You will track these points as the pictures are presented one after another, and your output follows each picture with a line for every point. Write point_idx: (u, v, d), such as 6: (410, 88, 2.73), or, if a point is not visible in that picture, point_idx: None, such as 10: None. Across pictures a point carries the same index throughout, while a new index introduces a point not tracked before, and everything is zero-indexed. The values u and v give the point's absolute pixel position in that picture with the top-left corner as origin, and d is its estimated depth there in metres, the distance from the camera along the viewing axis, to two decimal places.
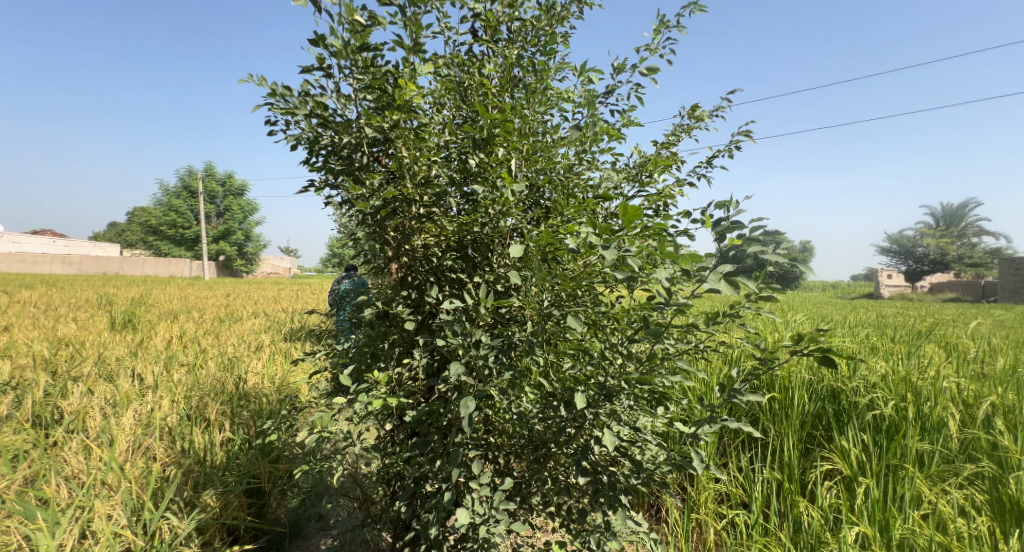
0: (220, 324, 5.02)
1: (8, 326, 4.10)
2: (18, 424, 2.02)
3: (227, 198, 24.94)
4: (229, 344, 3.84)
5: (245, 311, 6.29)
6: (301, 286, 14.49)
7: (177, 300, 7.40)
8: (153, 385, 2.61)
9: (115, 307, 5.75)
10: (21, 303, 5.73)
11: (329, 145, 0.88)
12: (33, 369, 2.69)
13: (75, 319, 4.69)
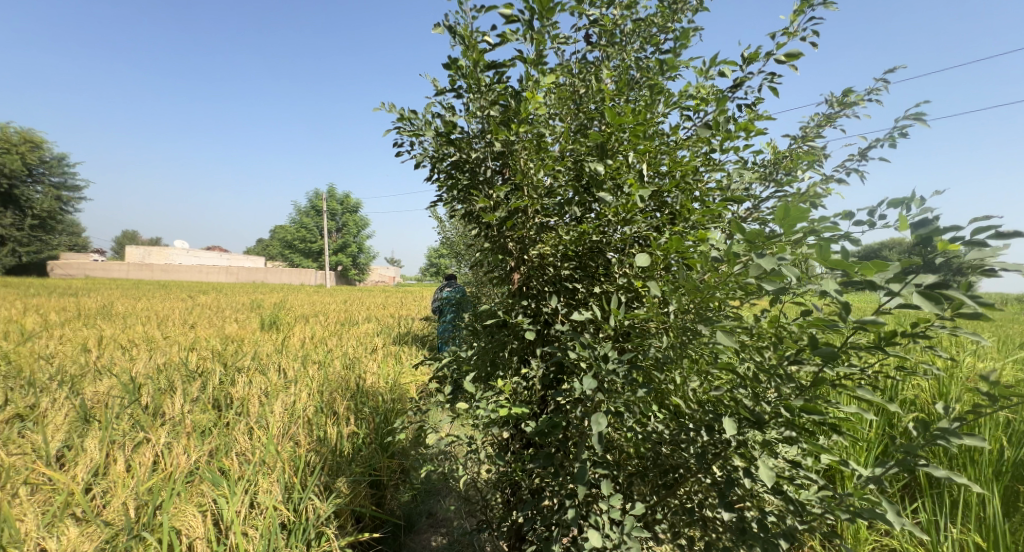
0: (342, 327, 5.68)
1: (193, 324, 5.11)
2: (204, 406, 2.49)
3: (348, 216, 28.39)
4: (350, 346, 4.31)
5: (361, 316, 7.05)
6: (406, 294, 15.85)
7: (308, 305, 8.56)
8: (295, 379, 3.03)
9: (264, 311, 6.84)
10: (200, 306, 7.11)
11: (455, 162, 0.94)
12: (210, 360, 3.30)
13: (237, 320, 5.68)
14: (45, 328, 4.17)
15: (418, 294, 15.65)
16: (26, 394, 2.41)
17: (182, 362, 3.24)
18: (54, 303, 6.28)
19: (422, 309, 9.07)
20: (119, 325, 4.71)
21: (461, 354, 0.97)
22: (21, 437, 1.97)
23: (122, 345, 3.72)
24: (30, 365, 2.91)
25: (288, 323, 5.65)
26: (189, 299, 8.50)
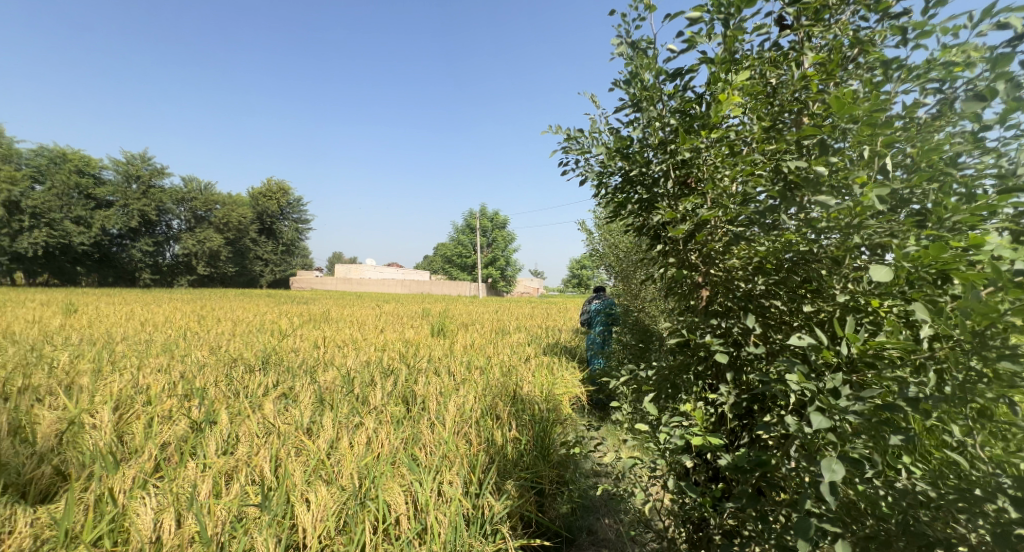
0: (498, 335, 6.11)
1: (383, 329, 6.15)
2: (397, 400, 2.96)
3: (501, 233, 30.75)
4: (506, 354, 4.61)
5: (513, 326, 7.49)
6: (551, 305, 16.29)
7: (467, 314, 9.50)
8: (463, 382, 3.38)
9: (433, 319, 7.83)
10: (386, 313, 8.54)
11: (631, 177, 0.94)
12: (397, 361, 3.91)
13: (414, 326, 6.62)
14: (292, 328, 5.52)
15: (562, 305, 15.94)
16: (285, 378, 3.22)
17: (379, 361, 3.91)
18: (295, 309, 8.27)
19: (569, 320, 9.16)
20: (336, 327, 5.96)
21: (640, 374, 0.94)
22: (285, 412, 2.64)
23: (339, 344, 4.68)
24: (286, 357, 3.90)
25: (454, 330, 6.33)
26: (378, 307, 10.26)
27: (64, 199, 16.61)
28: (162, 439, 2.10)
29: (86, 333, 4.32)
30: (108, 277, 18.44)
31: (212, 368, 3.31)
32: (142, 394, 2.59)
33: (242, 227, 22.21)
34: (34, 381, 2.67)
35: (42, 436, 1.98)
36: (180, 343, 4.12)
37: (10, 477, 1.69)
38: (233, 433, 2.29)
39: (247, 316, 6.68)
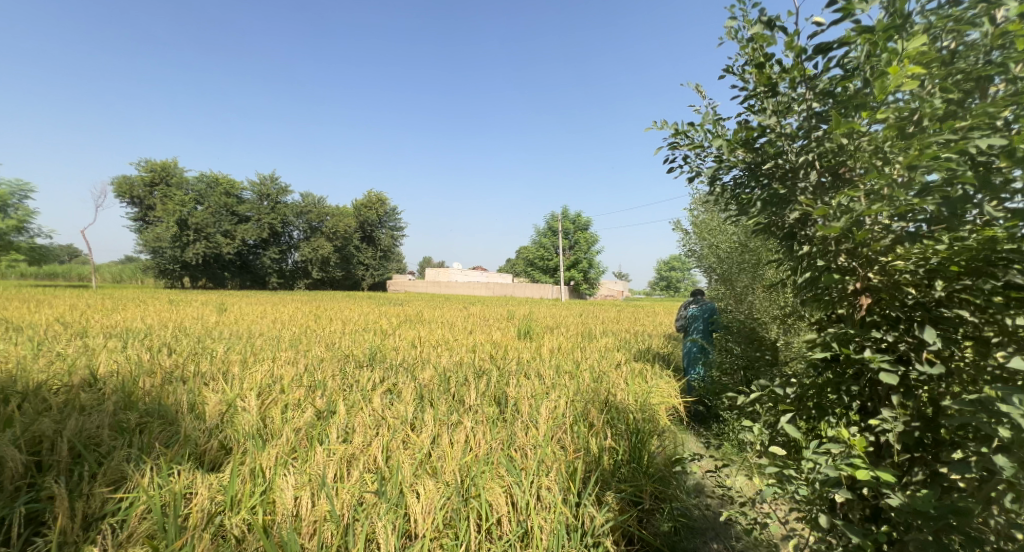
0: (585, 339, 6.00)
1: (473, 330, 6.38)
2: (490, 400, 3.05)
3: (583, 234, 30.54)
4: (595, 358, 4.50)
5: (599, 329, 7.30)
6: (637, 308, 15.65)
7: (551, 317, 9.50)
8: (553, 386, 3.37)
9: (519, 321, 7.95)
10: (474, 315, 8.87)
11: (766, 172, 0.90)
12: (488, 363, 4.03)
13: (501, 328, 6.78)
14: (393, 328, 5.97)
15: (648, 309, 15.22)
16: (389, 375, 3.49)
17: (471, 362, 4.06)
18: (393, 310, 8.94)
19: (658, 324, 8.69)
20: (430, 328, 6.33)
21: (775, 392, 0.85)
22: (392, 406, 2.86)
23: (434, 344, 4.95)
24: (389, 354, 4.23)
25: (541, 333, 6.34)
26: (467, 309, 10.67)
27: (216, 216, 19.95)
28: (295, 425, 2.41)
29: (233, 329, 5.11)
30: (246, 281, 21.68)
31: (330, 363, 3.71)
32: (278, 383, 3.00)
33: (349, 235, 24.67)
34: (200, 368, 3.23)
35: (209, 415, 2.39)
36: (303, 339, 4.69)
37: (189, 448, 2.06)
38: (350, 423, 2.55)
39: (355, 316, 7.38)
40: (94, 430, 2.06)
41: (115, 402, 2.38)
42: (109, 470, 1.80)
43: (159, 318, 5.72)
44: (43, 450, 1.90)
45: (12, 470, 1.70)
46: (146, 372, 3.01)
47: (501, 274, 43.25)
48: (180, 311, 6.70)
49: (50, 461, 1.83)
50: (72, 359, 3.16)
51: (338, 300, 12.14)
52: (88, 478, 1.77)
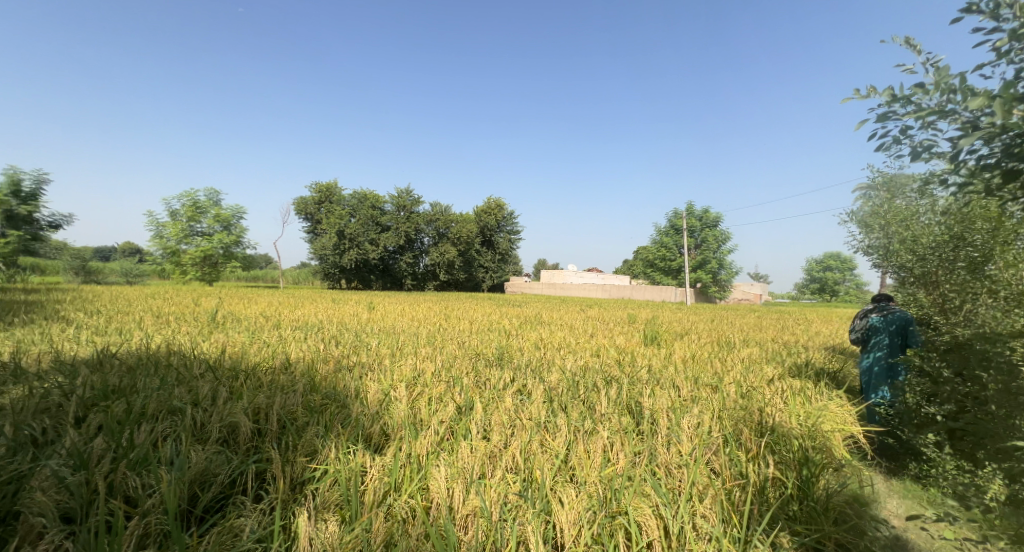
0: (722, 348, 5.38)
1: (594, 334, 6.22)
2: (623, 409, 2.91)
3: (710, 231, 28.01)
4: (738, 370, 4.01)
5: (737, 336, 6.52)
6: (776, 313, 13.70)
7: (677, 321, 8.81)
8: (693, 399, 3.08)
9: (641, 325, 7.52)
10: (592, 318, 8.66)
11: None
12: (616, 369, 3.86)
13: (624, 332, 6.48)
14: (515, 329, 6.12)
15: (791, 314, 13.23)
16: (518, 375, 3.57)
17: (597, 367, 3.93)
18: (513, 311, 9.18)
19: (810, 333, 7.45)
20: (550, 330, 6.34)
21: None
22: (523, 407, 2.91)
23: (557, 347, 4.92)
24: (516, 355, 4.33)
25: (668, 340, 5.87)
26: (584, 311, 10.45)
27: (364, 227, 23.13)
28: (441, 417, 2.60)
29: (380, 326, 5.77)
30: (387, 282, 24.59)
31: (462, 360, 3.94)
32: (422, 377, 3.28)
33: (470, 240, 26.51)
34: (359, 359, 3.70)
35: (371, 402, 2.71)
36: (437, 337, 5.08)
37: (360, 430, 2.37)
38: (488, 420, 2.67)
39: (479, 316, 7.77)
40: (292, 407, 2.50)
41: (303, 384, 2.85)
42: (305, 442, 2.16)
43: (325, 314, 6.76)
44: (260, 420, 2.36)
45: (242, 435, 2.15)
46: (321, 360, 3.56)
47: (618, 275, 41.92)
48: (339, 308, 7.82)
49: (265, 430, 2.26)
50: (270, 346, 3.89)
51: (462, 301, 12.93)
52: (291, 447, 2.14)
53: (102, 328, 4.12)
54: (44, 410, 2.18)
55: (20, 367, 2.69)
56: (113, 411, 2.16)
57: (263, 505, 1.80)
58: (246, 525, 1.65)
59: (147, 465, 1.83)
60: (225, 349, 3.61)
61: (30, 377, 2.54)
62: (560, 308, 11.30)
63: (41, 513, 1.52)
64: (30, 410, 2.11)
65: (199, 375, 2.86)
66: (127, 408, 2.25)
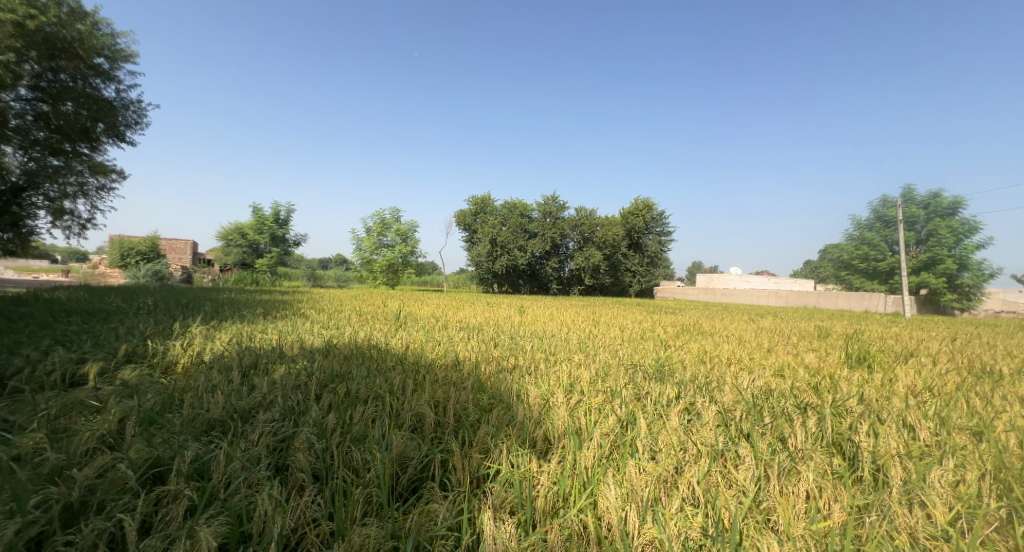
0: (973, 378, 4.02)
1: (772, 348, 5.29)
2: (830, 447, 2.35)
3: (934, 222, 21.93)
4: (1013, 411, 2.90)
5: (995, 363, 4.82)
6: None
7: (888, 338, 6.98)
8: (942, 446, 2.31)
9: (837, 340, 6.15)
10: (766, 329, 7.45)
11: None
12: (813, 395, 3.17)
13: (813, 349, 5.37)
14: (673, 339, 5.60)
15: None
16: (684, 391, 3.20)
17: (784, 390, 3.29)
18: (667, 319, 8.48)
19: None
20: (715, 341, 5.64)
21: None
22: (694, 429, 2.59)
23: (727, 361, 4.32)
24: (678, 367, 3.91)
25: (882, 361, 4.62)
26: (755, 320, 9.03)
27: (514, 234, 24.51)
28: (604, 429, 2.48)
29: (532, 329, 5.93)
30: (535, 287, 25.49)
31: (618, 369, 3.74)
32: (579, 384, 3.18)
33: (616, 243, 25.84)
34: (516, 361, 3.81)
35: (533, 405, 2.75)
36: (589, 343, 4.95)
37: (526, 433, 2.42)
38: (655, 440, 2.45)
39: (630, 323, 7.38)
40: (465, 403, 2.69)
41: (471, 382, 3.05)
42: (479, 440, 2.30)
43: (482, 316, 7.28)
44: (439, 412, 2.60)
45: (427, 425, 2.39)
46: (484, 360, 3.79)
47: (794, 280, 35.83)
48: (493, 311, 8.35)
49: (445, 422, 2.48)
50: (441, 345, 4.32)
51: (608, 306, 12.53)
52: (468, 442, 2.30)
53: (324, 323, 5.16)
54: (296, 386, 2.80)
55: (279, 352, 3.53)
56: (337, 393, 2.65)
57: (449, 494, 1.96)
58: (439, 510, 1.82)
59: (364, 442, 2.18)
60: (407, 345, 4.13)
61: (286, 360, 3.30)
62: (721, 315, 10.04)
63: (301, 470, 1.92)
64: (288, 386, 2.72)
65: (392, 367, 3.32)
66: (347, 391, 2.73)
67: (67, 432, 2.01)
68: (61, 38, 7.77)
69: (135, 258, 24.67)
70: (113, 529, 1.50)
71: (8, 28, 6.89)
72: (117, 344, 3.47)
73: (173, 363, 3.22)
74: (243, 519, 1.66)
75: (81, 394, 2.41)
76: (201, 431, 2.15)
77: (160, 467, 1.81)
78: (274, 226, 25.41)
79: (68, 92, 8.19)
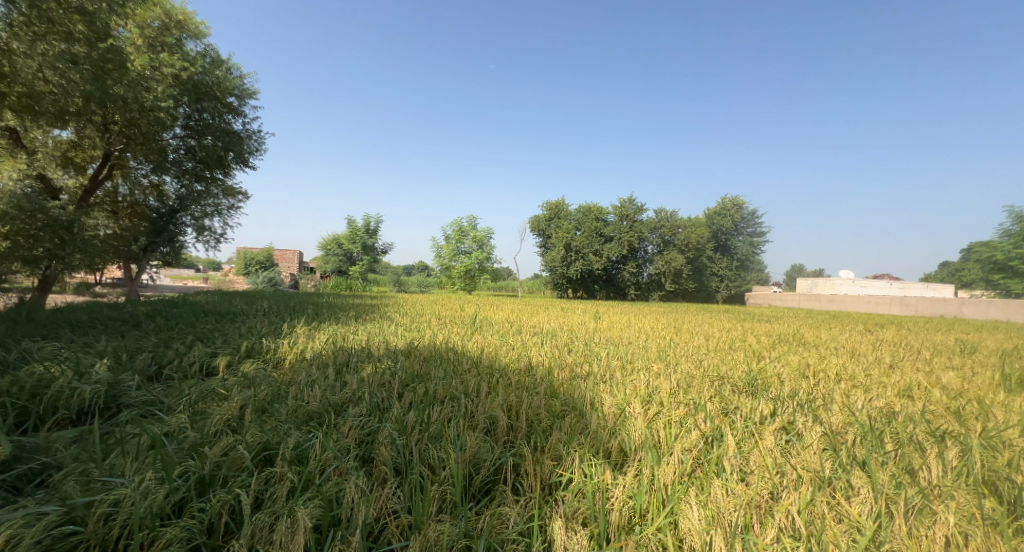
0: None
1: (893, 364, 4.57)
2: (974, 486, 1.96)
3: None
4: None
5: None
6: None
7: None
8: None
9: (983, 357, 5.14)
10: (885, 341, 6.46)
11: None
12: (950, 422, 2.67)
13: (950, 366, 4.54)
14: (767, 350, 5.07)
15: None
16: (781, 408, 2.87)
17: (910, 414, 2.81)
18: (760, 327, 7.70)
19: None
20: (819, 353, 5.00)
21: None
22: (792, 452, 2.31)
23: (835, 377, 3.79)
24: (773, 382, 3.53)
25: None
26: (871, 331, 7.84)
27: (589, 238, 24.05)
28: (686, 445, 2.31)
29: (607, 336, 5.74)
30: (611, 292, 24.72)
31: (702, 380, 3.46)
32: (658, 395, 3.00)
33: (700, 246, 24.23)
34: (590, 369, 3.71)
35: (607, 415, 2.65)
36: (670, 352, 4.66)
37: (599, 443, 2.34)
38: (745, 461, 2.23)
39: (716, 332, 6.82)
40: (537, 408, 2.67)
41: (544, 388, 3.03)
42: (551, 447, 2.27)
43: (556, 322, 7.22)
44: (512, 416, 2.61)
45: (499, 429, 2.41)
46: (557, 366, 3.74)
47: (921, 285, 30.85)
48: (568, 317, 8.24)
49: (517, 427, 2.48)
50: (514, 350, 4.35)
51: (691, 313, 11.75)
52: (540, 448, 2.28)
53: (407, 326, 5.48)
54: (382, 384, 3.00)
55: (367, 352, 3.82)
56: (417, 393, 2.78)
57: (521, 498, 1.96)
58: (510, 514, 1.83)
59: (440, 440, 2.26)
60: (482, 349, 4.23)
61: (373, 359, 3.56)
62: (827, 325, 8.87)
63: (384, 463, 2.05)
64: (374, 383, 2.93)
65: (467, 369, 3.42)
66: (425, 391, 2.86)
67: (202, 415, 2.36)
68: (203, 83, 9.27)
69: (254, 266, 28.39)
70: (232, 501, 1.72)
71: (166, 79, 8.39)
72: (239, 340, 4.01)
73: (282, 359, 3.64)
74: (333, 504, 1.80)
75: (213, 382, 2.82)
76: (302, 421, 2.39)
77: (269, 450, 2.05)
78: (365, 236, 27.67)
79: (208, 128, 9.73)
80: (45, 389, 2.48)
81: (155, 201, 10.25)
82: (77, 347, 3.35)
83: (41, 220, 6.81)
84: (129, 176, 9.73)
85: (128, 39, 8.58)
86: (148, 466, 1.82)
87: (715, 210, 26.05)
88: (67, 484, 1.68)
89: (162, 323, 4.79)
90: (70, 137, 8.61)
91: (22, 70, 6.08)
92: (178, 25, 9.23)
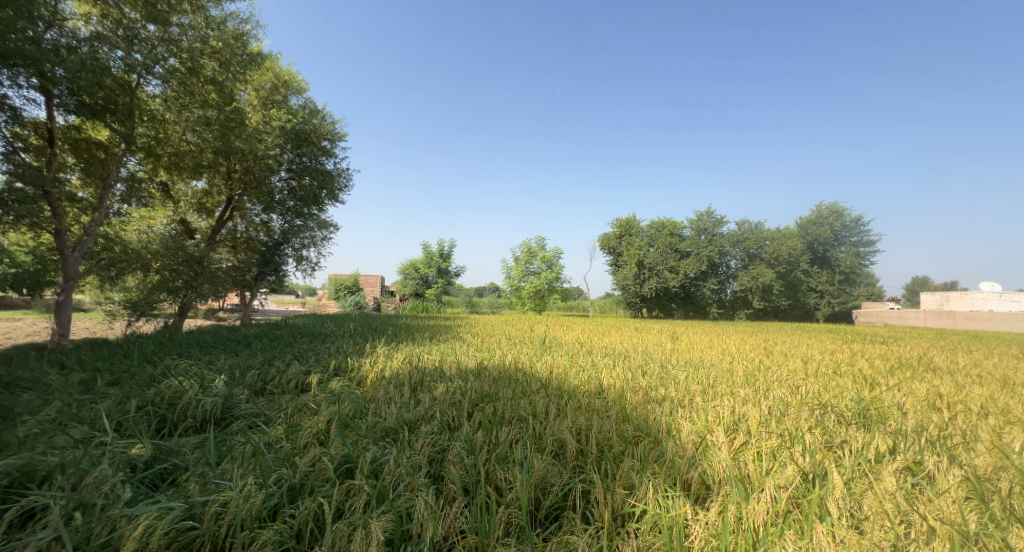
0: None
1: None
2: None
3: None
4: None
5: None
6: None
7: None
8: None
9: None
10: None
11: None
12: None
13: None
14: (883, 376, 4.37)
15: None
16: (903, 443, 2.44)
17: None
18: (874, 350, 6.66)
19: None
20: (953, 380, 4.20)
21: None
22: (919, 499, 1.95)
23: (977, 411, 3.14)
24: (894, 414, 3.01)
25: None
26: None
27: (663, 255, 22.94)
28: (780, 481, 2.05)
29: (687, 358, 5.32)
30: (690, 311, 23.09)
31: (799, 409, 3.07)
32: (744, 424, 2.70)
33: (793, 260, 22.07)
34: (668, 393, 3.46)
35: (686, 443, 2.44)
36: (762, 376, 4.20)
37: (677, 474, 2.16)
38: (857, 506, 1.92)
39: (817, 354, 6.03)
40: (608, 433, 2.53)
41: (615, 411, 2.88)
42: (623, 474, 2.14)
43: (629, 343, 6.88)
44: (581, 440, 2.51)
45: (568, 452, 2.33)
46: (629, 389, 3.56)
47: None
48: (642, 337, 7.85)
49: (587, 451, 2.38)
50: (585, 372, 4.21)
51: (785, 333, 10.58)
52: (610, 475, 2.16)
53: (477, 347, 5.56)
54: (453, 402, 3.07)
55: (440, 371, 3.94)
56: (486, 412, 2.80)
57: (589, 528, 1.86)
58: (578, 544, 1.74)
59: (508, 461, 2.24)
60: (551, 370, 4.15)
61: (445, 379, 3.65)
62: (965, 348, 7.43)
63: (453, 481, 2.07)
64: (446, 402, 3.01)
65: (536, 391, 3.37)
66: (494, 411, 2.87)
67: (296, 427, 2.58)
68: (303, 132, 10.55)
69: (343, 291, 30.89)
70: (316, 509, 1.84)
71: (275, 131, 9.70)
72: (329, 359, 4.37)
73: (365, 377, 3.88)
74: (405, 519, 1.85)
75: (307, 397, 3.08)
76: (381, 437, 2.51)
77: (350, 464, 2.17)
78: (440, 260, 29.07)
79: (305, 169, 10.99)
80: (178, 400, 2.88)
81: (265, 236, 11.68)
82: (203, 364, 3.87)
83: (181, 256, 8.02)
84: (246, 216, 11.18)
85: (247, 100, 10.08)
86: (250, 472, 2.02)
87: (809, 219, 23.64)
88: (190, 483, 1.92)
89: (267, 343, 5.38)
90: (203, 186, 10.29)
91: (172, 134, 7.39)
92: (285, 84, 10.66)
